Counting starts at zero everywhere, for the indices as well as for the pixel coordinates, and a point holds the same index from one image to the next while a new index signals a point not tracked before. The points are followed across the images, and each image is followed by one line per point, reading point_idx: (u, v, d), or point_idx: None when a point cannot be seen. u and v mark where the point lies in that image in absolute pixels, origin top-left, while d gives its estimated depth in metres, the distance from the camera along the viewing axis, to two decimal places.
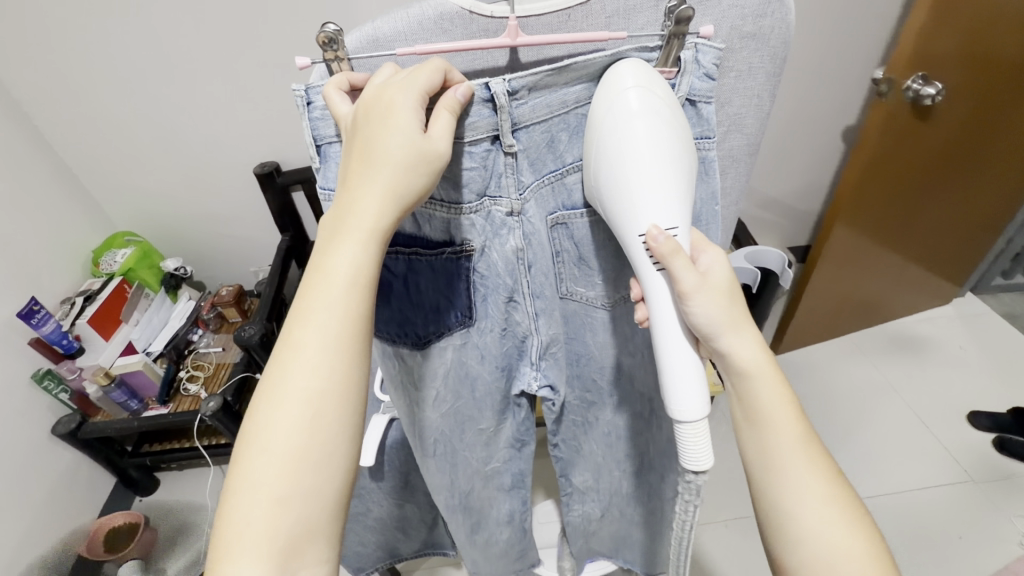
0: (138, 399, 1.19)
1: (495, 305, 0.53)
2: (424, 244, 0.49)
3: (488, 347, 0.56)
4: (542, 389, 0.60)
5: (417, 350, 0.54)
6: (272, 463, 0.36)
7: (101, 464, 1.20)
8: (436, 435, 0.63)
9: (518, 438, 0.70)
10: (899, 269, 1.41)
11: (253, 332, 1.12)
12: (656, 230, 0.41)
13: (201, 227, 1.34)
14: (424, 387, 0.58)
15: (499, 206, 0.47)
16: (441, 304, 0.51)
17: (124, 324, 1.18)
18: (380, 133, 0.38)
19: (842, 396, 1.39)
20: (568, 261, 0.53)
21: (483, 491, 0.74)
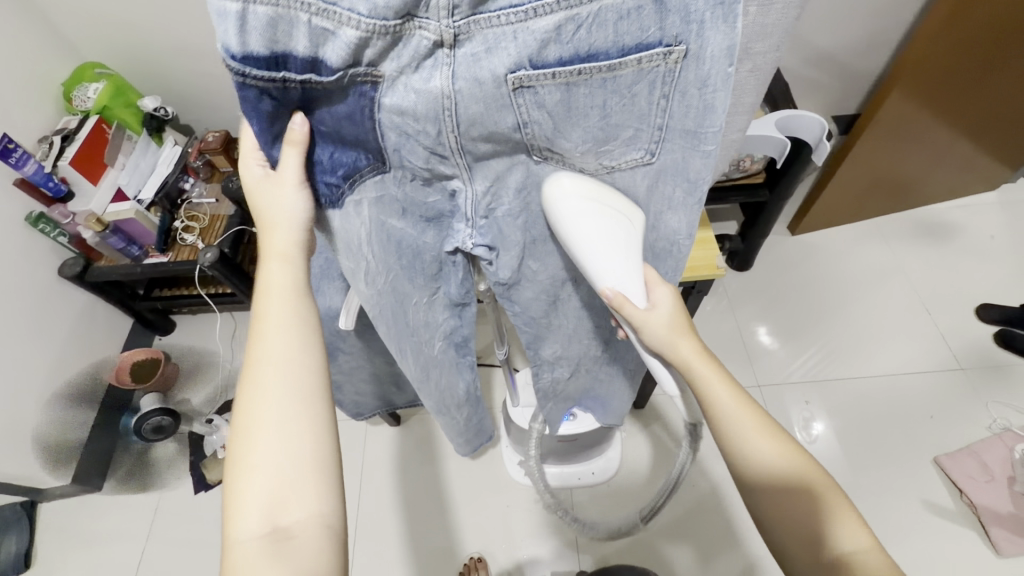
0: (137, 246, 1.18)
1: (414, 156, 0.46)
2: (320, 70, 0.38)
3: (406, 197, 0.51)
4: (478, 249, 0.55)
5: (327, 201, 0.49)
6: (259, 444, 0.44)
7: (115, 305, 1.26)
8: (377, 309, 0.61)
9: (461, 300, 0.67)
10: (945, 147, 1.26)
11: (240, 183, 1.07)
12: (607, 292, 0.50)
13: (175, 61, 1.20)
14: (353, 250, 0.53)
15: (426, 33, 0.37)
16: (348, 140, 0.44)
17: (110, 169, 1.13)
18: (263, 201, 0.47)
19: (852, 280, 1.35)
20: (538, 134, 0.43)
21: (438, 375, 0.77)
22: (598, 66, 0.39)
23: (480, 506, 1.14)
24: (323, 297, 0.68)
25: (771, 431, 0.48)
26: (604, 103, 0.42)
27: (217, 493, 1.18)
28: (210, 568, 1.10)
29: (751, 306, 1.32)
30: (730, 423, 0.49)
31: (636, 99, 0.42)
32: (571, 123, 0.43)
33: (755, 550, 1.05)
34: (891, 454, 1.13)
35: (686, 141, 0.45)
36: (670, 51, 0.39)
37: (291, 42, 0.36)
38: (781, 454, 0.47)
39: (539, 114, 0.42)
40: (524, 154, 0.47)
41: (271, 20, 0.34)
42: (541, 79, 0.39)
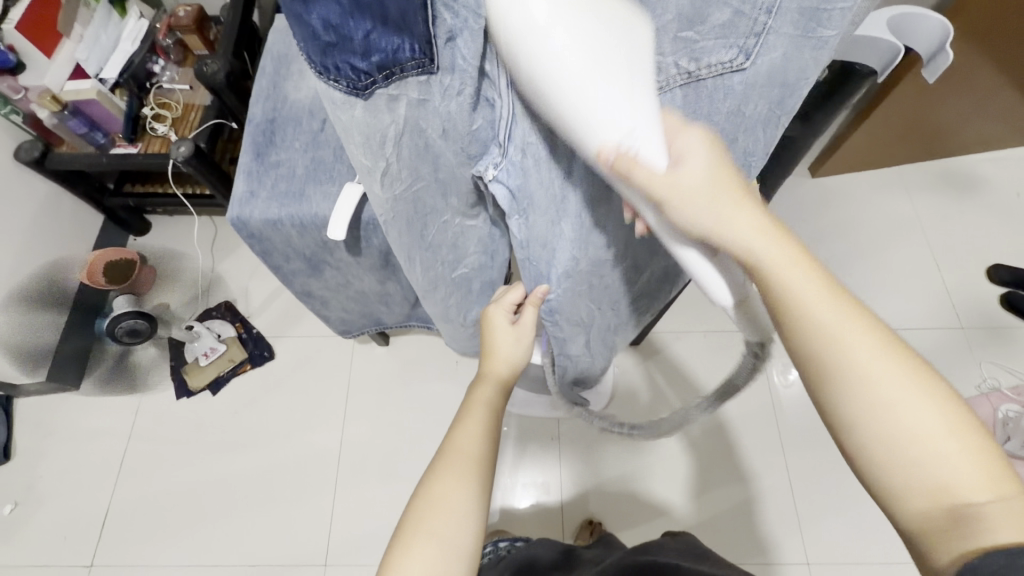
0: (102, 132, 1.07)
1: (468, 54, 0.38)
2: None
3: (455, 117, 0.42)
4: (499, 189, 0.46)
5: (354, 96, 0.39)
6: (439, 513, 0.47)
7: (83, 198, 1.17)
8: (390, 219, 0.54)
9: (488, 239, 0.64)
10: (995, 92, 1.16)
11: (218, 69, 0.95)
12: (609, 152, 0.36)
13: None
14: (374, 148, 0.44)
15: None
16: (392, 19, 0.34)
17: (66, 40, 0.99)
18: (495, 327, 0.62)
19: (867, 229, 1.29)
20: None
21: (447, 295, 0.70)
22: None
23: None
24: (309, 204, 0.60)
25: (876, 333, 0.38)
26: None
27: (199, 400, 1.16)
28: (194, 471, 1.11)
29: None
30: (824, 329, 0.38)
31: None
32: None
33: (731, 489, 1.07)
34: None
35: (797, 25, 0.43)
36: None
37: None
38: (888, 362, 0.38)
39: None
40: None
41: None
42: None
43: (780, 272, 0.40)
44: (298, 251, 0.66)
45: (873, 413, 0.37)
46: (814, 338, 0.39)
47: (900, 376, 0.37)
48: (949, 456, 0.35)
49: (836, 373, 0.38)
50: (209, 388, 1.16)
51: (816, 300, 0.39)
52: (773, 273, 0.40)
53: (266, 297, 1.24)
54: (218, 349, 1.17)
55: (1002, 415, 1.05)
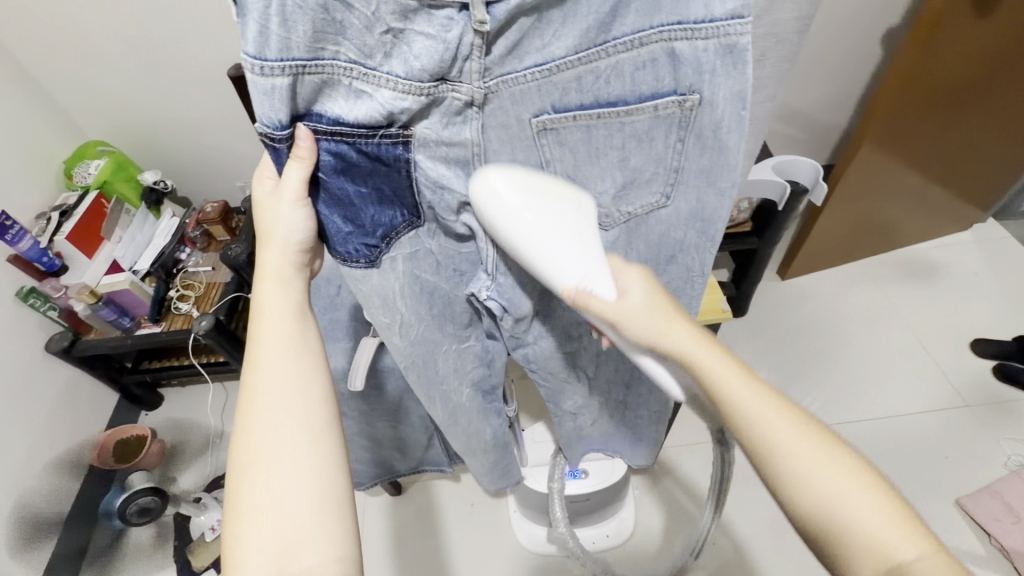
0: (129, 316, 1.16)
1: (448, 209, 0.47)
2: (356, 128, 0.40)
3: (440, 249, 0.52)
4: (492, 301, 0.53)
5: (369, 266, 0.49)
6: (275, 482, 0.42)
7: (102, 380, 1.21)
8: (405, 361, 0.60)
9: (488, 356, 0.67)
10: (920, 190, 1.32)
11: (240, 251, 1.08)
12: (570, 290, 0.44)
13: (180, 137, 1.25)
14: (387, 307, 0.53)
15: (457, 94, 0.40)
16: (387, 197, 0.45)
17: (106, 242, 1.13)
18: (262, 207, 0.45)
19: (843, 322, 1.36)
20: (558, 175, 0.46)
21: (467, 422, 0.73)
22: (617, 111, 0.42)
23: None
24: None
25: (780, 402, 0.43)
26: (625, 144, 0.44)
27: None
28: None
29: (752, 355, 1.31)
30: (745, 404, 0.43)
31: (654, 141, 0.44)
32: (592, 163, 0.45)
33: None
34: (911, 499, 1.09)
35: (702, 180, 0.47)
36: (685, 99, 0.41)
37: (329, 102, 0.39)
38: (804, 434, 0.42)
39: (560, 153, 0.44)
40: None
41: (316, 86, 0.38)
42: (563, 121, 0.42)
43: (706, 362, 0.44)
44: None
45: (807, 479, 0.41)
46: (736, 409, 0.43)
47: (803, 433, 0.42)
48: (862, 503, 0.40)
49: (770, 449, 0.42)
50: (213, 567, 1.09)
51: (739, 387, 0.44)
52: (697, 359, 0.45)
53: None
54: None
55: None
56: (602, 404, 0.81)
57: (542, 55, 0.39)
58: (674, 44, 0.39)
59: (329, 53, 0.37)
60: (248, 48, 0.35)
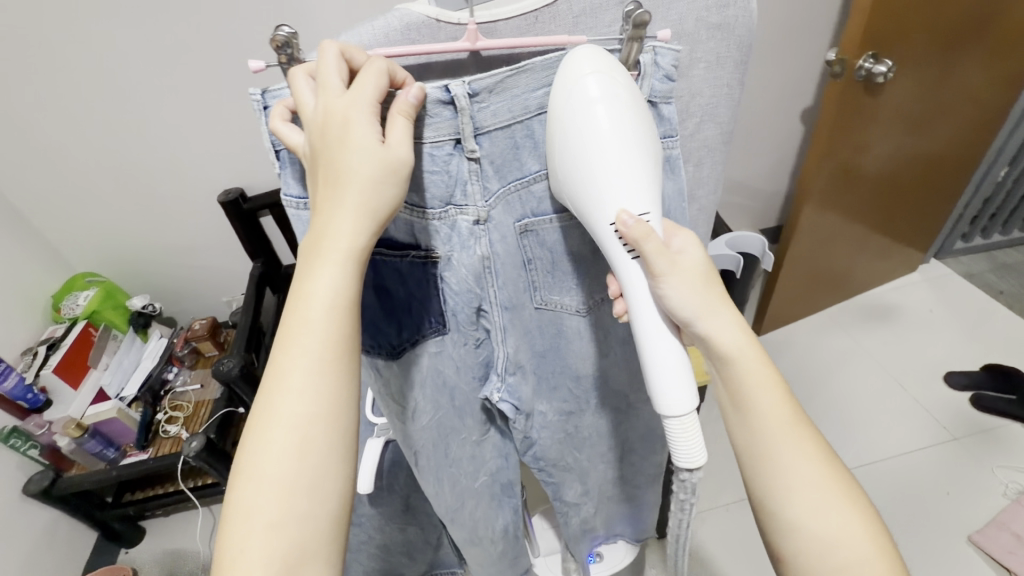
0: (115, 446, 1.13)
1: (466, 318, 0.51)
2: (388, 247, 0.47)
3: (462, 357, 0.54)
4: (506, 404, 0.56)
5: (392, 360, 0.52)
6: (263, 491, 0.36)
7: (80, 520, 1.15)
8: (419, 447, 0.61)
9: (503, 447, 0.68)
10: (863, 240, 1.45)
11: (232, 364, 1.09)
12: (626, 216, 0.40)
13: (169, 260, 1.30)
14: (404, 394, 0.55)
15: (465, 215, 0.45)
16: (403, 308, 0.49)
17: (93, 371, 1.12)
18: (347, 153, 0.36)
19: (822, 370, 1.41)
20: (540, 271, 0.52)
21: (474, 507, 0.71)
22: None
23: None
24: None
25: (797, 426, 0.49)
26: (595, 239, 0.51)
27: None
28: None
29: None
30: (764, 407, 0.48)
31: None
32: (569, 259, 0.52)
33: None
34: (927, 543, 1.08)
35: None
36: None
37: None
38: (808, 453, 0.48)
39: (541, 251, 0.50)
40: (538, 297, 0.53)
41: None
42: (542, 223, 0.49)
43: (740, 363, 0.48)
44: None
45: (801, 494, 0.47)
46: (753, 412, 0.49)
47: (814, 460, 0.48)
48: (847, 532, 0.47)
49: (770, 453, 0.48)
50: None
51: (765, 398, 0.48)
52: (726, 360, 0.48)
53: None
54: None
55: None
56: (601, 488, 0.81)
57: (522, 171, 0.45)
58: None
59: None
60: (290, 190, 0.42)
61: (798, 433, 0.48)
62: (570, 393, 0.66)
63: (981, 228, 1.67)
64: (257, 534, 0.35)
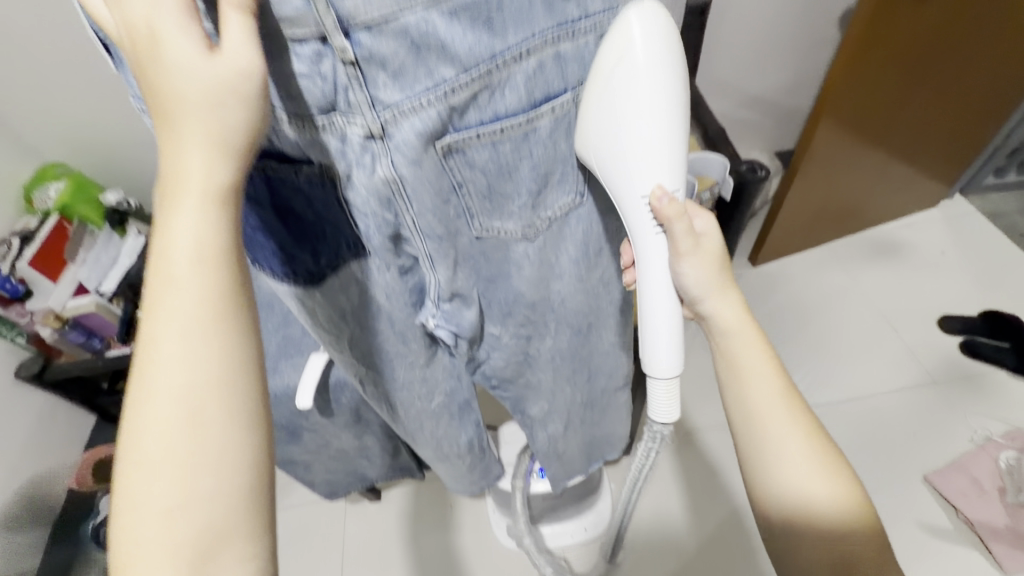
0: (99, 337, 1.18)
1: (382, 240, 0.46)
2: (280, 159, 0.41)
3: (389, 285, 0.51)
4: (442, 329, 0.56)
5: (312, 287, 0.50)
6: (153, 479, 0.29)
7: (78, 402, 1.21)
8: (359, 372, 0.61)
9: (455, 371, 0.67)
10: (883, 167, 1.33)
11: None
12: (660, 193, 0.46)
13: (140, 155, 1.23)
14: (332, 320, 0.54)
15: (354, 127, 0.38)
16: (321, 226, 0.46)
17: (70, 265, 1.13)
18: (166, 70, 0.28)
19: (812, 306, 1.37)
20: (474, 194, 0.46)
21: (433, 427, 0.73)
22: (516, 122, 0.42)
23: None
24: (281, 376, 0.67)
25: (795, 408, 0.51)
26: (533, 153, 0.46)
27: None
28: None
29: None
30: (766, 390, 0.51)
31: (558, 143, 0.47)
32: (503, 180, 0.46)
33: None
34: (883, 477, 1.11)
35: None
36: (576, 93, 0.44)
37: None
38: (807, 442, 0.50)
39: (472, 173, 0.44)
40: (474, 223, 0.49)
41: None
42: (467, 140, 0.42)
43: (738, 347, 0.52)
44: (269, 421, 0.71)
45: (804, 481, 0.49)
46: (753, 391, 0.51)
47: (806, 443, 0.50)
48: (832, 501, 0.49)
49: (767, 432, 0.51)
50: None
51: (762, 379, 0.51)
52: (725, 340, 0.53)
53: None
54: None
55: (1005, 465, 1.10)
56: (568, 413, 0.81)
57: (434, 80, 0.37)
58: (559, 47, 0.41)
59: None
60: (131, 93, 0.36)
61: (792, 410, 0.51)
62: (526, 318, 0.62)
63: (1019, 163, 1.52)
64: (147, 526, 0.29)
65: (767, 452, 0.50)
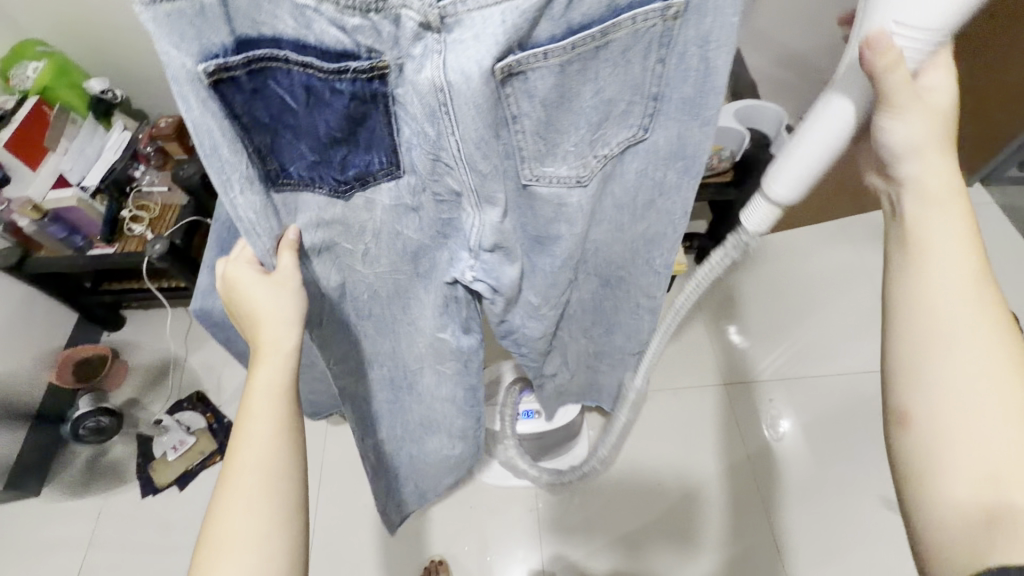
0: (81, 235, 1.12)
1: (421, 157, 0.44)
2: (320, 56, 0.38)
3: (425, 210, 0.50)
4: (477, 283, 0.56)
5: (338, 198, 0.46)
6: (246, 517, 0.41)
7: (58, 298, 1.19)
8: (377, 304, 0.60)
9: (461, 343, 0.68)
10: None
11: (193, 171, 1.03)
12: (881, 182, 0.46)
13: (127, 43, 1.13)
14: (354, 237, 0.51)
15: (410, 12, 0.36)
16: (338, 138, 0.42)
17: (53, 153, 1.06)
18: (245, 287, 0.46)
19: (812, 281, 1.36)
20: (528, 135, 0.45)
21: (442, 405, 0.76)
22: (591, 36, 0.40)
23: (448, 510, 1.13)
24: None
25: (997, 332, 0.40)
26: (599, 76, 0.44)
27: (166, 497, 1.13)
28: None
29: (716, 309, 1.34)
30: (954, 309, 0.41)
31: (631, 64, 0.44)
32: (564, 112, 0.45)
33: (712, 550, 1.07)
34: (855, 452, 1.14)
35: (684, 110, 0.48)
36: (669, 7, 0.40)
37: (275, 22, 0.36)
38: (990, 357, 0.39)
39: (530, 105, 0.43)
40: (522, 167, 0.48)
41: (252, 1, 0.35)
42: (533, 60, 0.40)
43: (929, 222, 0.42)
44: None
45: (953, 411, 0.39)
46: (913, 276, 0.42)
47: (994, 346, 0.39)
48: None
49: (934, 339, 0.41)
50: (176, 484, 1.14)
51: (952, 262, 0.41)
52: (921, 216, 0.42)
53: (238, 385, 1.25)
54: (187, 441, 1.16)
55: None
56: (575, 356, 0.84)
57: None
58: None
59: None
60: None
61: (993, 338, 0.40)
62: (559, 273, 0.61)
63: None
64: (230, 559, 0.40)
65: (923, 359, 0.41)
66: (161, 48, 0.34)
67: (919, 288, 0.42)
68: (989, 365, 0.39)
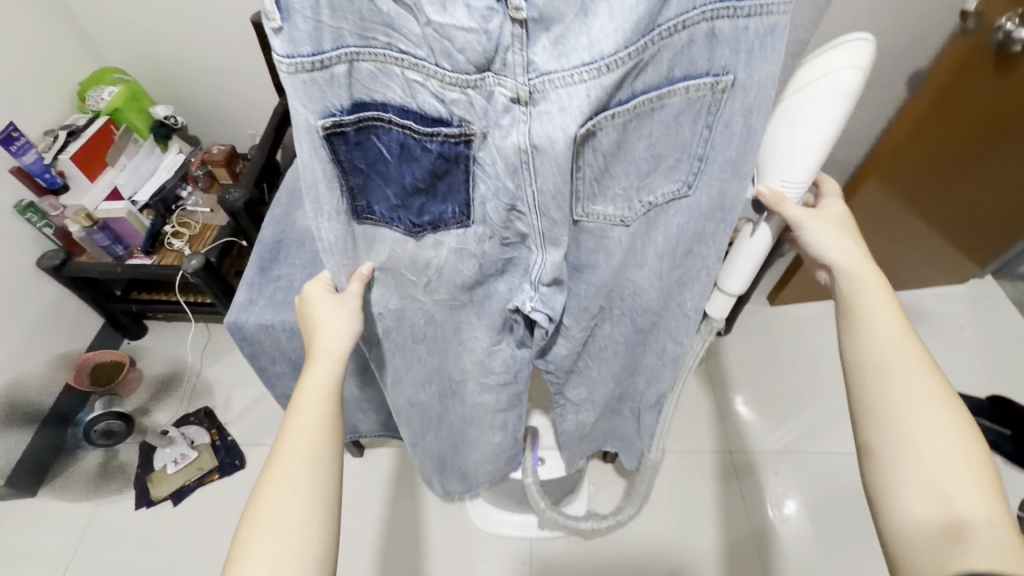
0: (123, 245, 1.18)
1: (495, 209, 0.49)
2: (418, 120, 0.43)
3: (486, 253, 0.54)
4: (536, 312, 0.57)
5: (410, 236, 0.51)
6: (274, 506, 0.42)
7: (89, 303, 1.24)
8: (428, 332, 0.64)
9: (512, 363, 0.70)
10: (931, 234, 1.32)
11: (238, 197, 1.10)
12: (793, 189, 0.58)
13: (196, 78, 1.24)
14: (416, 268, 0.54)
15: (503, 88, 0.41)
16: (419, 186, 0.46)
17: (110, 168, 1.14)
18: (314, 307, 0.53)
19: (821, 355, 1.37)
20: (588, 177, 0.49)
21: (474, 427, 0.79)
22: (649, 99, 0.45)
23: (438, 554, 1.10)
24: None
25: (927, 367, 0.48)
26: (653, 133, 0.48)
27: (158, 511, 1.12)
28: None
29: (725, 375, 1.34)
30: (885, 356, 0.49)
31: (682, 127, 0.48)
32: (618, 160, 0.49)
33: None
34: (860, 537, 1.11)
35: (725, 171, 0.52)
36: (718, 80, 0.45)
37: (386, 91, 0.41)
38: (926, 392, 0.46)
39: (594, 156, 0.47)
40: (577, 207, 0.51)
41: (372, 74, 0.40)
42: (604, 120, 0.44)
43: (869, 289, 0.51)
44: (283, 352, 0.73)
45: (898, 442, 0.45)
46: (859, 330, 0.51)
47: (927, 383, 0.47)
48: (970, 500, 0.42)
49: (878, 374, 0.48)
50: (170, 499, 1.13)
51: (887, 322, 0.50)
52: (853, 286, 0.52)
53: (247, 404, 1.26)
54: (189, 456, 1.17)
55: None
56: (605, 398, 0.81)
57: (590, 54, 0.38)
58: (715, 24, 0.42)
59: (381, 42, 0.39)
60: (279, 47, 0.36)
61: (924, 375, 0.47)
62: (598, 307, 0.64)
63: None
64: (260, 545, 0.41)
65: (875, 393, 0.48)
66: (292, 105, 0.39)
67: (861, 333, 0.50)
68: (928, 411, 0.45)
